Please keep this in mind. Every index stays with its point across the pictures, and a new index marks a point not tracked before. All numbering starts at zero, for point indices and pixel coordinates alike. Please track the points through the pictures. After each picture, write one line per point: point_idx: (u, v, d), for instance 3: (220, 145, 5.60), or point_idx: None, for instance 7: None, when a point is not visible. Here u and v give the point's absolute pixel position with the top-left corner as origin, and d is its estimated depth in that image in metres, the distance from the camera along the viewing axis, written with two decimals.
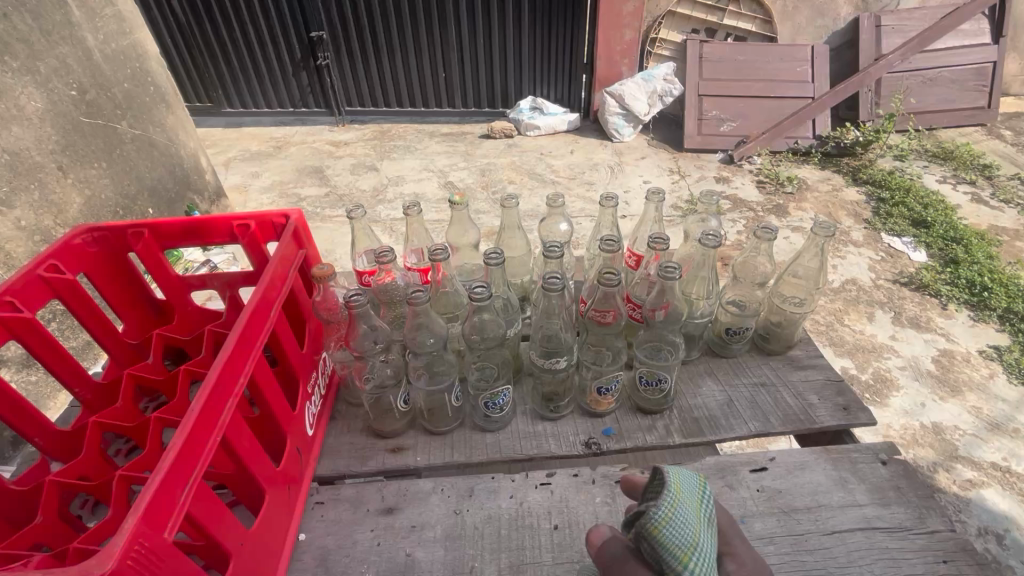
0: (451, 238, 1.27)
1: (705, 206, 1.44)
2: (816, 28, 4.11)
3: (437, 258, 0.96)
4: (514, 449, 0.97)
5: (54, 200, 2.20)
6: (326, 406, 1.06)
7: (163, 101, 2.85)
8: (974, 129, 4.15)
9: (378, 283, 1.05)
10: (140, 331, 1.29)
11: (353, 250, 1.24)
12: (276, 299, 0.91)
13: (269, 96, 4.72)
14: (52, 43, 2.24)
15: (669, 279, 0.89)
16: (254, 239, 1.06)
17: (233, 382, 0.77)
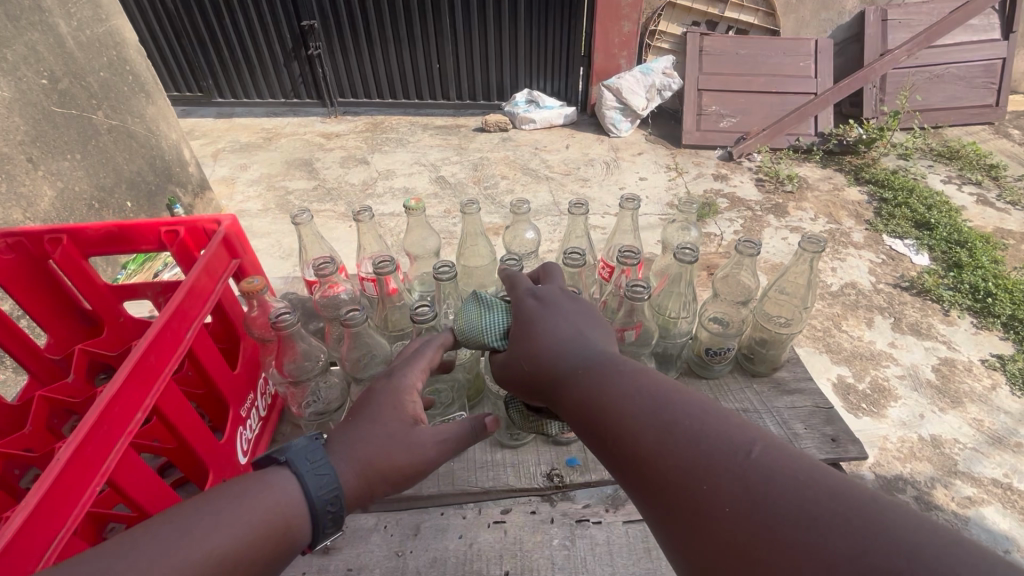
0: (410, 246, 1.22)
1: (687, 214, 1.38)
2: (819, 22, 4.02)
3: (384, 270, 0.89)
4: (469, 482, 1.00)
5: (23, 193, 2.14)
6: (267, 426, 1.04)
7: (143, 91, 2.76)
8: (981, 127, 4.03)
9: (321, 296, 1.01)
10: (62, 345, 1.33)
11: (303, 257, 1.19)
12: (191, 320, 0.85)
13: (260, 86, 4.61)
14: (21, 29, 2.15)
15: (638, 300, 0.81)
16: (185, 247, 1.01)
17: (123, 419, 0.72)
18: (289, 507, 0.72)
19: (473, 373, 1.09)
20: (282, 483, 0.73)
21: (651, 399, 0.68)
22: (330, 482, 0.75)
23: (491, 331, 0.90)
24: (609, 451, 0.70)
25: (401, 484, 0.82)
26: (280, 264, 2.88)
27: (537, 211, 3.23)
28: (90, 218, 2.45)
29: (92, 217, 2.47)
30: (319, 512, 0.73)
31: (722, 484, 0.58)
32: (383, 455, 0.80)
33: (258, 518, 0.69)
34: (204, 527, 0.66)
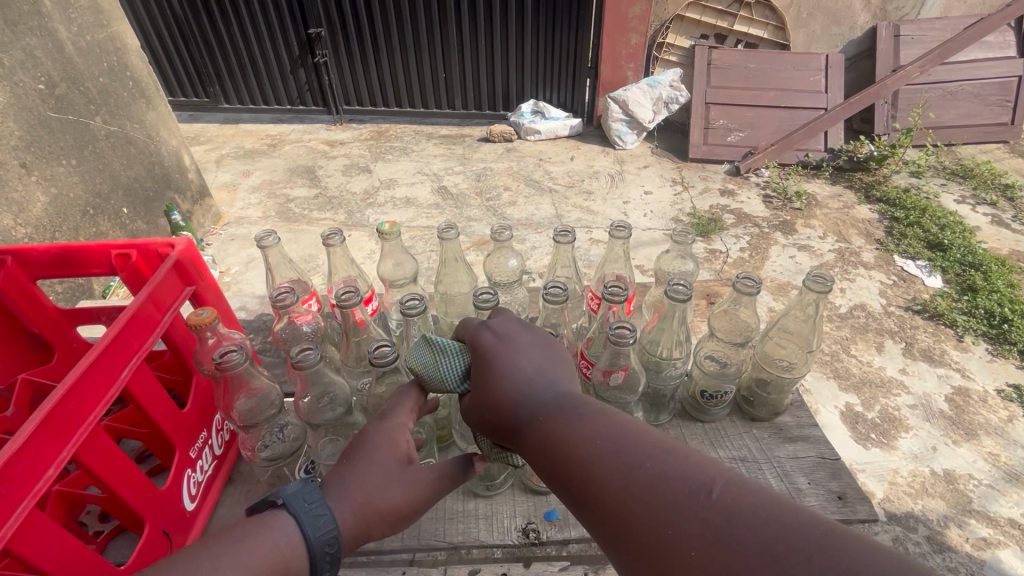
0: (386, 273, 1.17)
1: (684, 243, 1.33)
2: (831, 36, 3.96)
3: (348, 303, 0.87)
4: (435, 535, 0.91)
5: (14, 198, 2.11)
6: (222, 465, 0.99)
7: (143, 97, 2.75)
8: (996, 145, 3.94)
9: (281, 328, 0.97)
10: (9, 372, 1.25)
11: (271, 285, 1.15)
12: (129, 356, 0.80)
13: (266, 92, 4.60)
14: (18, 34, 2.14)
15: (623, 344, 0.78)
16: (136, 273, 0.97)
17: (36, 469, 0.66)
18: (287, 552, 0.67)
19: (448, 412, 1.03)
20: (280, 526, 0.68)
21: (610, 442, 0.64)
22: (328, 523, 0.69)
23: (449, 379, 0.82)
24: (573, 500, 0.65)
25: (398, 524, 0.76)
26: None
27: (539, 224, 3.17)
28: (83, 224, 2.42)
29: (86, 223, 2.44)
30: (318, 555, 0.68)
31: (687, 532, 0.53)
32: (381, 496, 0.74)
33: (256, 565, 0.64)
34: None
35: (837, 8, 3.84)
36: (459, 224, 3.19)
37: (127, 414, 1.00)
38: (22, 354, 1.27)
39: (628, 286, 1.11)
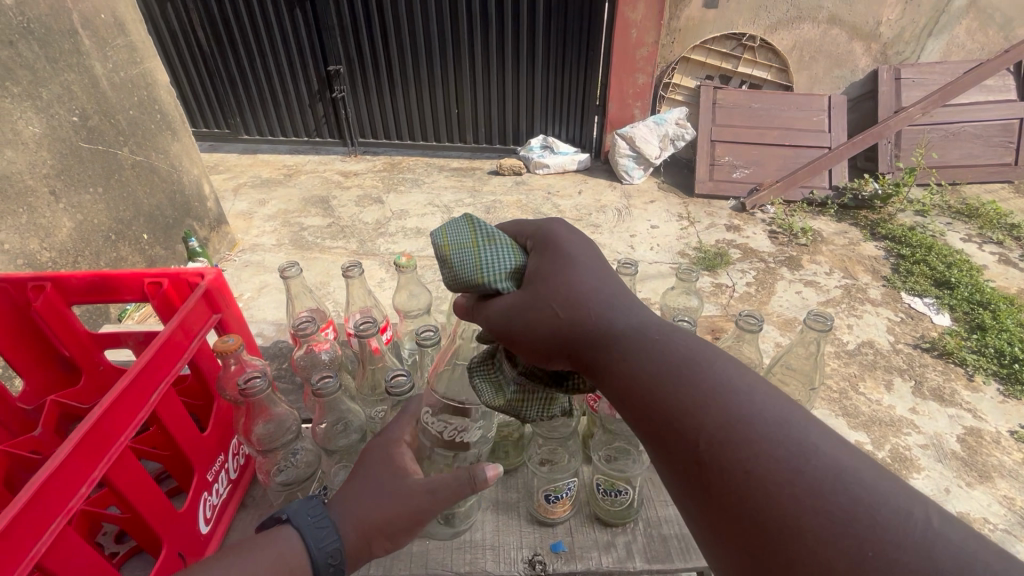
0: (401, 303, 1.21)
1: (688, 279, 1.36)
2: (833, 78, 4.08)
3: (365, 333, 0.90)
4: (442, 564, 0.89)
5: (42, 224, 2.18)
6: (235, 491, 1.01)
7: (169, 129, 2.88)
8: (1001, 185, 3.98)
9: (300, 354, 1.00)
10: (38, 393, 1.30)
11: (291, 312, 1.19)
12: (158, 380, 0.83)
13: (285, 125, 4.77)
14: (58, 70, 2.26)
15: None
16: (166, 300, 1.02)
17: (69, 492, 0.68)
18: (291, 563, 0.68)
19: None
20: (286, 541, 0.70)
21: (733, 386, 0.56)
22: (330, 535, 0.71)
23: (495, 270, 0.70)
24: (662, 439, 0.58)
25: (399, 537, 0.73)
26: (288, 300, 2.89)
27: None
28: (104, 249, 2.49)
29: (107, 249, 2.51)
30: (320, 567, 0.69)
31: (830, 509, 0.46)
32: (377, 512, 0.72)
33: None
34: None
35: (838, 52, 3.97)
36: None
37: (149, 437, 1.03)
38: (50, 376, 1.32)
39: None
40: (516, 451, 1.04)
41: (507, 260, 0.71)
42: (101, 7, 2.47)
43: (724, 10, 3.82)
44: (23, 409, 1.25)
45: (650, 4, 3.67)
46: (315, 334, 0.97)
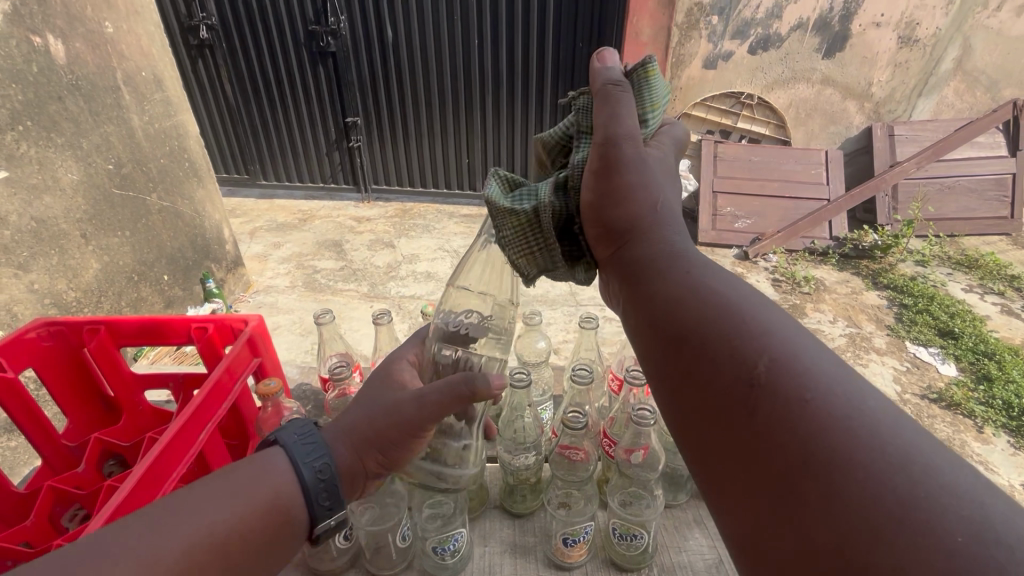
0: None
1: None
2: (829, 134, 4.29)
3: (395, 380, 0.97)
4: None
5: (71, 264, 2.27)
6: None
7: (196, 176, 3.03)
8: (999, 238, 4.06)
9: (333, 397, 1.05)
10: (82, 431, 1.33)
11: (320, 355, 1.26)
12: (207, 422, 0.88)
13: (302, 172, 4.96)
14: (99, 122, 2.41)
15: (642, 424, 0.89)
16: (211, 344, 1.08)
17: None
18: (279, 483, 0.67)
19: (478, 485, 1.03)
20: (274, 461, 0.68)
21: (799, 341, 0.53)
22: (319, 448, 0.71)
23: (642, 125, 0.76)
24: (699, 364, 0.55)
25: (389, 451, 0.75)
26: (300, 341, 2.94)
27: (554, 300, 3.28)
28: (126, 289, 2.57)
29: (129, 289, 2.60)
30: (310, 485, 0.69)
31: (879, 459, 0.42)
32: (367, 421, 0.74)
33: (249, 492, 0.64)
34: (191, 507, 0.61)
35: (833, 110, 4.17)
36: None
37: None
38: (90, 414, 1.35)
39: None
40: (534, 494, 1.03)
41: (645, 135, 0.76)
42: (144, 67, 2.67)
43: (723, 71, 4.04)
44: (66, 447, 1.29)
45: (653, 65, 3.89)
46: (348, 379, 1.03)
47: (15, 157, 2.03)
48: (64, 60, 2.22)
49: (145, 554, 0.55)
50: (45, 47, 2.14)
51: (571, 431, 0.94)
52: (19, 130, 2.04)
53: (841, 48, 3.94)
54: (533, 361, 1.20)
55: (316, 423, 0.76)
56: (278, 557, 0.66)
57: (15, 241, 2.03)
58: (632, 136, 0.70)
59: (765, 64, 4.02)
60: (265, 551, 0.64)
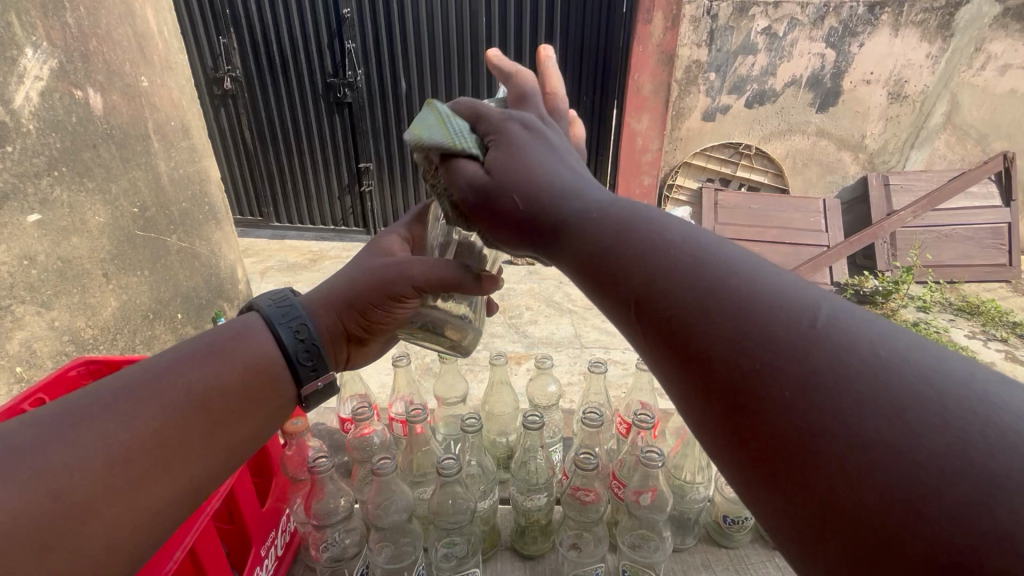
0: (440, 391, 1.30)
1: None
2: (826, 183, 4.42)
3: (416, 420, 1.01)
4: None
5: (91, 302, 2.33)
6: (281, 566, 1.03)
7: (214, 218, 3.16)
8: (999, 285, 4.11)
9: (356, 436, 1.09)
10: None
11: (341, 396, 1.32)
12: None
13: (314, 215, 5.11)
14: (128, 168, 2.53)
15: (652, 466, 0.92)
16: None
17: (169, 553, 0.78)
18: (261, 347, 0.82)
19: (490, 526, 1.05)
20: (252, 326, 0.83)
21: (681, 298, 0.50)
22: (297, 307, 0.87)
23: (461, 137, 0.73)
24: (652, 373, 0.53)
25: (364, 306, 0.90)
26: None
27: (559, 343, 3.31)
28: (142, 327, 2.62)
29: (144, 326, 2.64)
30: (291, 347, 0.84)
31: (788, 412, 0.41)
32: (345, 285, 0.90)
33: (228, 361, 0.78)
34: (167, 370, 0.73)
35: (829, 160, 4.32)
36: (483, 340, 3.34)
37: None
38: None
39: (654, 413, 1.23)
40: (545, 536, 1.04)
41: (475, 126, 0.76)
42: (173, 117, 2.83)
43: (722, 123, 4.22)
44: None
45: (654, 117, 4.07)
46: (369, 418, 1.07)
47: (49, 201, 2.12)
48: (101, 111, 2.36)
49: (129, 396, 0.69)
50: (85, 99, 2.28)
51: (583, 472, 0.96)
52: (54, 175, 2.14)
53: (833, 103, 4.12)
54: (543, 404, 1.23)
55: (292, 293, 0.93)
56: (261, 414, 0.81)
57: (41, 279, 2.09)
58: (480, 186, 0.69)
59: (762, 117, 4.20)
60: (247, 406, 0.78)
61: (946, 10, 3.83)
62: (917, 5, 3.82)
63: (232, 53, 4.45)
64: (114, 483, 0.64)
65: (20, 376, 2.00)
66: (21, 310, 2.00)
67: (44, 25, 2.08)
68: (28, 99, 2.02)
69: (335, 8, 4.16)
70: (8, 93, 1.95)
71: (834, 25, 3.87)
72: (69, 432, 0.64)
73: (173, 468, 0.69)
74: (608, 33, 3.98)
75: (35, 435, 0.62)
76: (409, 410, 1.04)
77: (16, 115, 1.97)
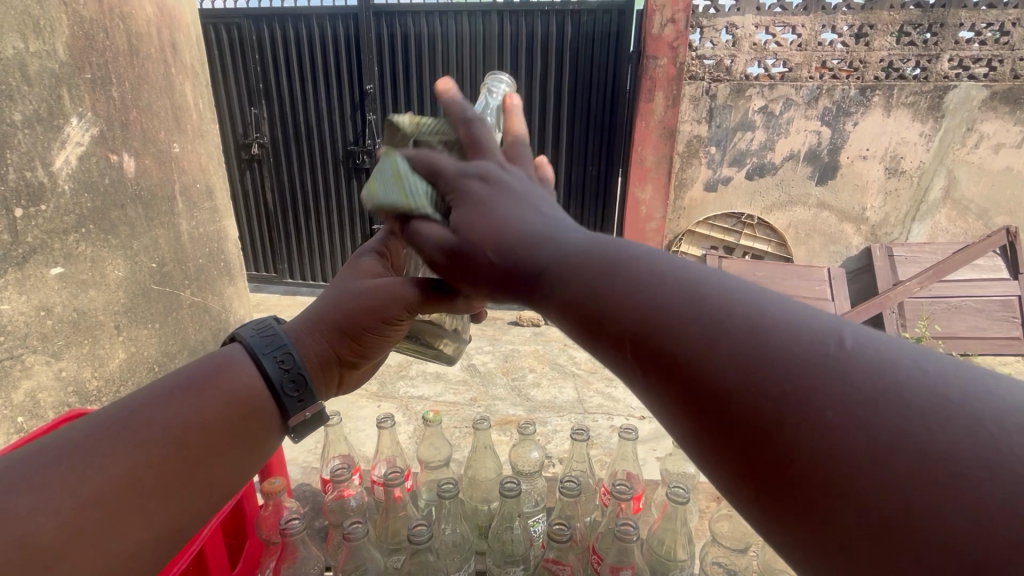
0: (423, 454, 1.29)
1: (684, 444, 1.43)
2: (829, 253, 4.48)
3: (391, 484, 1.00)
4: None
5: (99, 354, 2.37)
6: None
7: (227, 275, 3.28)
8: (1016, 358, 4.00)
9: (333, 498, 1.09)
10: None
11: (326, 455, 1.33)
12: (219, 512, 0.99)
13: (326, 271, 5.21)
14: (152, 226, 2.67)
15: (627, 539, 0.90)
16: None
17: None
18: (247, 385, 0.85)
19: None
20: (236, 358, 0.87)
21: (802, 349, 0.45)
22: (280, 339, 0.90)
23: (417, 197, 0.79)
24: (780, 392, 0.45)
25: (358, 328, 0.93)
26: None
27: (561, 407, 3.26)
28: (146, 379, 2.64)
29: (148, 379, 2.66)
30: (278, 385, 0.87)
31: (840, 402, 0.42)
32: (334, 311, 0.93)
33: (216, 397, 0.81)
34: (154, 406, 0.77)
35: (831, 232, 4.40)
36: (484, 402, 3.30)
37: None
38: None
39: (637, 485, 1.20)
40: None
41: (428, 177, 0.79)
42: (199, 180, 3.02)
43: (723, 193, 4.36)
44: None
45: (657, 188, 4.22)
46: (347, 480, 1.07)
47: (73, 256, 2.22)
48: (133, 173, 2.52)
49: (109, 432, 0.73)
50: (119, 163, 2.45)
51: (557, 544, 0.93)
52: (81, 232, 2.26)
53: (832, 177, 4.26)
54: (527, 471, 1.21)
55: (276, 322, 0.97)
56: (244, 446, 0.84)
57: (54, 330, 2.16)
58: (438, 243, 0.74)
59: (762, 188, 4.33)
60: (229, 439, 0.81)
61: (934, 93, 4.02)
62: (906, 89, 4.03)
63: (262, 122, 4.79)
64: (83, 528, 0.66)
65: (19, 427, 2.02)
66: (30, 360, 2.06)
67: (91, 97, 2.28)
68: (68, 162, 2.18)
69: (359, 83, 4.49)
70: (49, 156, 2.10)
71: (827, 105, 4.08)
72: (46, 475, 0.67)
73: (148, 509, 0.72)
74: (614, 111, 4.23)
75: (13, 475, 0.66)
76: (386, 472, 1.04)
77: (54, 176, 2.12)
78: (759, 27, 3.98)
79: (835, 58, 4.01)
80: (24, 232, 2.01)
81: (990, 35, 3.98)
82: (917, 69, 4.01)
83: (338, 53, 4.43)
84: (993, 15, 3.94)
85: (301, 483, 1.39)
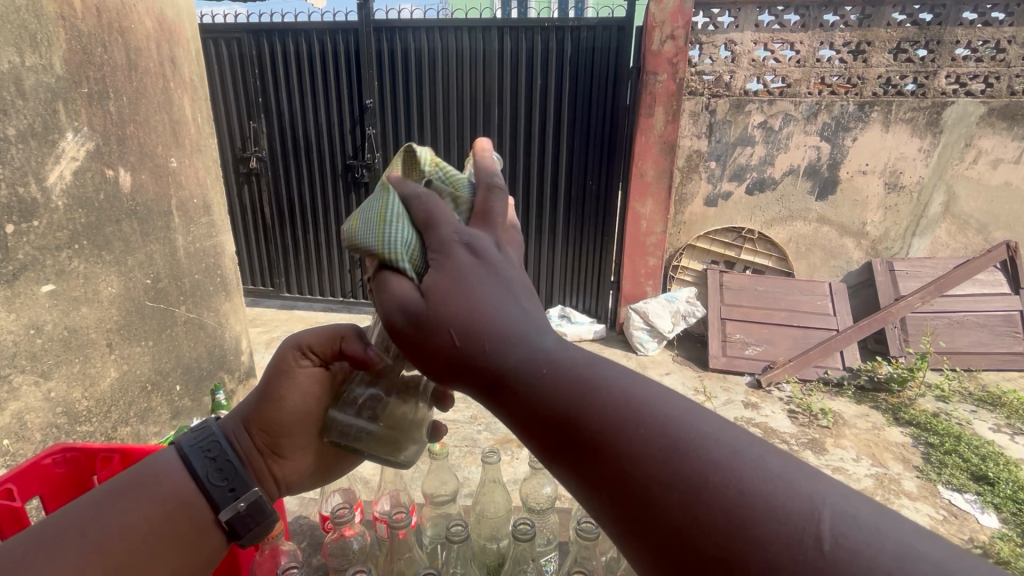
0: (429, 488, 1.25)
1: None
2: (830, 267, 4.46)
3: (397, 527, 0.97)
4: None
5: (90, 373, 2.30)
6: None
7: (224, 291, 3.23)
8: (1019, 373, 3.96)
9: (333, 541, 1.06)
10: None
11: (326, 489, 1.29)
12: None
13: (324, 286, 5.15)
14: (147, 242, 2.62)
15: None
16: None
17: None
18: (179, 485, 0.98)
19: None
20: (170, 466, 1.00)
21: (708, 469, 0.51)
22: (198, 440, 1.04)
23: (392, 245, 0.75)
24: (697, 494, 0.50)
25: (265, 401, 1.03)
26: None
27: None
28: (138, 399, 2.58)
29: (141, 399, 2.60)
30: (207, 482, 1.00)
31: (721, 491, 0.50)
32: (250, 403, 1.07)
33: (153, 497, 0.94)
34: (94, 510, 0.90)
35: (832, 246, 4.39)
36: (485, 421, 3.23)
37: None
38: None
39: None
40: None
41: (414, 229, 0.76)
42: (196, 194, 2.98)
43: (724, 208, 4.36)
44: None
45: (657, 202, 4.19)
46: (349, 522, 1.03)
47: (65, 272, 2.17)
48: (129, 188, 2.49)
49: (50, 538, 0.84)
50: (115, 177, 2.41)
51: None
52: (74, 248, 2.21)
53: (832, 192, 4.26)
54: (538, 508, 1.17)
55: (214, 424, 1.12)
56: (177, 546, 0.94)
57: (44, 348, 2.10)
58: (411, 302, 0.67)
59: (762, 204, 4.33)
60: (161, 534, 0.92)
61: (932, 109, 4.04)
62: (905, 104, 4.03)
63: (260, 136, 4.77)
64: None
65: (5, 450, 1.96)
66: (18, 380, 2.00)
67: (87, 112, 2.24)
68: (62, 177, 2.14)
69: (359, 98, 4.48)
70: (43, 171, 2.06)
71: (826, 121, 4.08)
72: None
73: None
74: (614, 124, 4.23)
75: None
76: (392, 515, 1.00)
77: (47, 192, 2.08)
78: (757, 43, 4.01)
79: (833, 75, 4.03)
80: (15, 249, 1.96)
81: (987, 52, 4.00)
82: (914, 84, 4.03)
83: (339, 67, 4.43)
84: (989, 34, 3.96)
85: (297, 516, 1.35)
